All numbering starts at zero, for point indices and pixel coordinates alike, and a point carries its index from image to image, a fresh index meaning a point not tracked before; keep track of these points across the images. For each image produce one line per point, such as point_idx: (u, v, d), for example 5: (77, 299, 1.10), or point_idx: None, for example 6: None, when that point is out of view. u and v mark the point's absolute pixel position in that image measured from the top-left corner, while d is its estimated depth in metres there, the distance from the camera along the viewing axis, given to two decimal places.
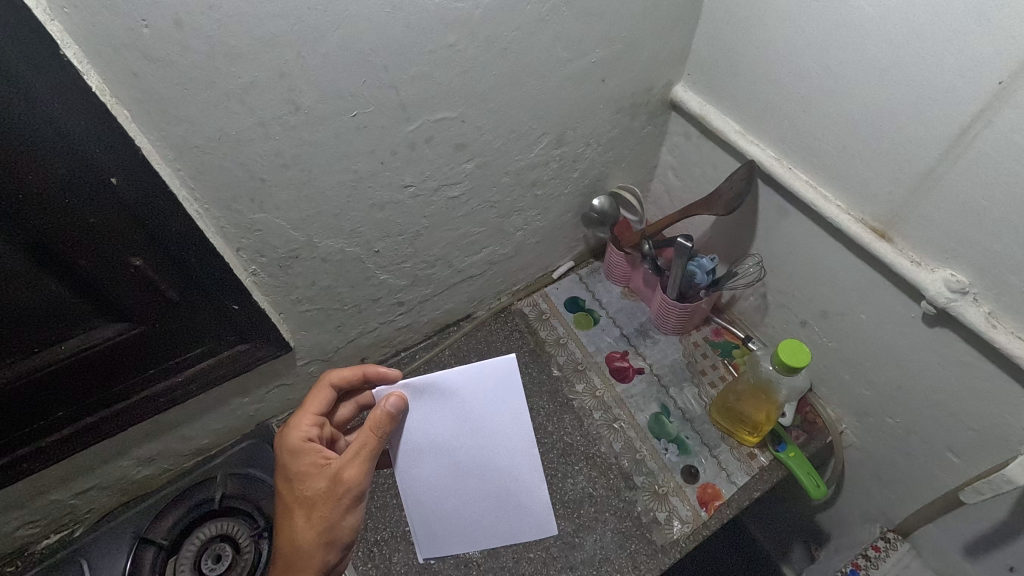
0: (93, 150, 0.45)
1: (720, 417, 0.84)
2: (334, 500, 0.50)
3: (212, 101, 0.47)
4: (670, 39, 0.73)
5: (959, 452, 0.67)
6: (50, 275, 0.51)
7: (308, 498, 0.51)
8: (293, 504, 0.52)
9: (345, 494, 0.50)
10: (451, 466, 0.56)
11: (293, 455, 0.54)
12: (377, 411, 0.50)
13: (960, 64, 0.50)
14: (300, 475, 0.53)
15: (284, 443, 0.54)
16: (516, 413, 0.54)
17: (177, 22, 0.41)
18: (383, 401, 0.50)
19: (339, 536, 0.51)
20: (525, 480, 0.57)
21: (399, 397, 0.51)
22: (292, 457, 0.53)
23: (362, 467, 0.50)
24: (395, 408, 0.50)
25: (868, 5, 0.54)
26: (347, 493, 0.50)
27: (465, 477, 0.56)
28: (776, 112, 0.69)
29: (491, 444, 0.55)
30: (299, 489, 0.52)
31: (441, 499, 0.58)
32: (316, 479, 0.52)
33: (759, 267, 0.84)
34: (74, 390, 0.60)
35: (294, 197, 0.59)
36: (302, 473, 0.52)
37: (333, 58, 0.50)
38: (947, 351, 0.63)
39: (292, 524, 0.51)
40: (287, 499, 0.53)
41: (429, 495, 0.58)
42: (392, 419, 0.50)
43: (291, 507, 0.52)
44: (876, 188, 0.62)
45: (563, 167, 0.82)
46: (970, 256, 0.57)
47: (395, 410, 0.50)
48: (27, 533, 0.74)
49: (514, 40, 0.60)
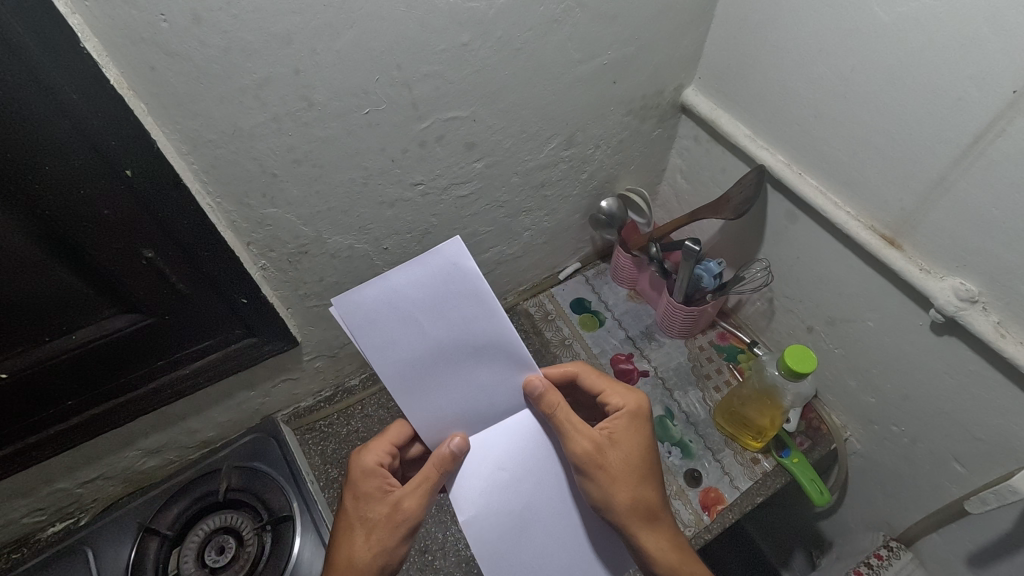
0: (109, 143, 0.45)
1: (726, 421, 0.84)
2: (399, 528, 0.53)
3: (227, 96, 0.48)
4: (682, 43, 0.74)
5: (966, 462, 0.67)
6: (65, 265, 0.52)
7: (368, 521, 0.54)
8: (352, 524, 0.54)
9: (403, 523, 0.53)
10: (393, 327, 0.47)
11: (362, 475, 0.56)
12: (443, 450, 0.52)
13: (973, 73, 0.50)
14: (365, 496, 0.55)
15: (356, 461, 0.56)
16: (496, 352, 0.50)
17: (195, 18, 0.42)
18: (449, 441, 0.53)
19: (390, 563, 0.53)
20: (447, 256, 0.45)
21: (462, 437, 0.53)
22: (361, 477, 0.56)
23: (421, 501, 0.53)
24: (458, 450, 0.52)
25: (882, 12, 0.54)
26: (405, 524, 0.53)
27: (534, 518, 0.56)
28: (788, 118, 0.69)
29: (442, 312, 0.48)
30: (361, 509, 0.54)
31: (370, 316, 0.46)
32: (379, 503, 0.54)
33: (767, 273, 0.83)
34: (83, 379, 0.61)
35: (305, 193, 0.60)
36: (367, 495, 0.55)
37: (347, 55, 0.50)
38: (954, 360, 0.62)
39: (351, 543, 0.53)
40: (348, 517, 0.55)
41: (359, 329, 0.47)
42: (454, 459, 0.53)
43: (352, 526, 0.54)
44: (887, 196, 0.62)
45: (572, 168, 0.82)
46: (980, 265, 0.56)
47: (458, 452, 0.52)
48: (34, 519, 0.75)
49: (526, 41, 0.60)
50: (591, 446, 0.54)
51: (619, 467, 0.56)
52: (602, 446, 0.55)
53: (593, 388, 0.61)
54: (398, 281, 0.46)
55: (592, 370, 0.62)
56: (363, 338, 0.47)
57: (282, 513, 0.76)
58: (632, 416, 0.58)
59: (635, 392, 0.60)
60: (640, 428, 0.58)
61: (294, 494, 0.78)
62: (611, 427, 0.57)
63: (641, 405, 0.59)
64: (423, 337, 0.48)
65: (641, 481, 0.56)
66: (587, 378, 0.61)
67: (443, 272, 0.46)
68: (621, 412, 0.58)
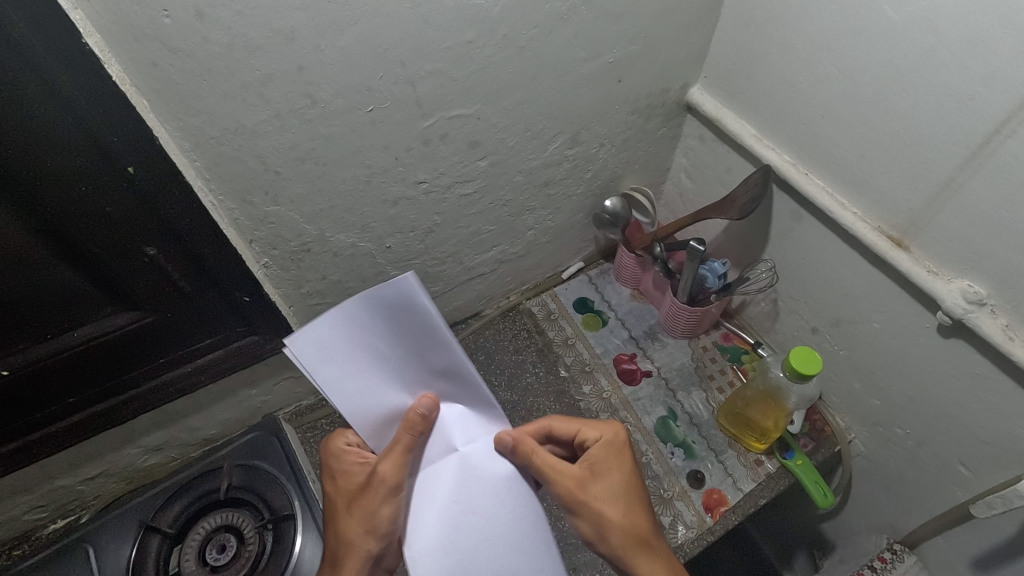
0: (111, 141, 0.45)
1: (729, 423, 0.84)
2: (371, 492, 0.52)
3: (230, 93, 0.47)
4: (688, 41, 0.73)
5: (971, 465, 0.66)
6: (66, 262, 0.52)
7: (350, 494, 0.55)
8: (337, 500, 0.56)
9: (381, 487, 0.51)
10: (351, 354, 0.47)
11: (336, 457, 0.57)
12: (411, 412, 0.50)
13: (984, 72, 0.49)
14: (344, 472, 0.56)
15: (329, 446, 0.58)
16: (454, 377, 0.50)
17: (198, 13, 0.41)
18: (416, 403, 0.50)
19: (378, 529, 0.52)
20: (399, 289, 0.43)
21: (432, 398, 0.51)
22: (335, 459, 0.57)
23: (396, 465, 0.51)
24: (427, 411, 0.50)
25: (891, 10, 0.54)
26: (382, 489, 0.51)
27: (489, 546, 0.48)
28: (795, 118, 0.69)
29: (396, 339, 0.47)
30: (343, 487, 0.56)
31: (327, 350, 0.46)
32: (356, 477, 0.55)
33: (772, 273, 0.81)
34: (84, 377, 0.60)
35: (308, 190, 0.59)
36: (345, 473, 0.56)
37: (351, 51, 0.50)
38: (961, 363, 0.62)
39: (338, 517, 0.55)
40: (333, 498, 0.56)
41: (314, 363, 0.45)
42: (425, 421, 0.50)
43: (337, 502, 0.56)
44: (894, 197, 0.62)
45: (576, 168, 0.81)
46: (989, 268, 0.56)
47: (428, 413, 0.50)
48: (35, 517, 0.75)
49: (532, 38, 0.60)
50: (573, 487, 0.54)
51: (605, 501, 0.55)
52: (584, 484, 0.55)
53: (568, 432, 0.58)
54: (354, 312, 0.45)
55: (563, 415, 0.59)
56: (323, 373, 0.46)
57: (283, 512, 0.76)
58: (610, 446, 0.56)
59: (609, 424, 0.58)
60: (621, 457, 0.56)
61: (295, 492, 0.78)
62: (591, 461, 0.56)
63: (617, 435, 0.57)
64: (380, 359, 0.49)
65: (629, 509, 0.55)
66: (559, 424, 0.58)
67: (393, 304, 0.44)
68: (597, 441, 0.57)
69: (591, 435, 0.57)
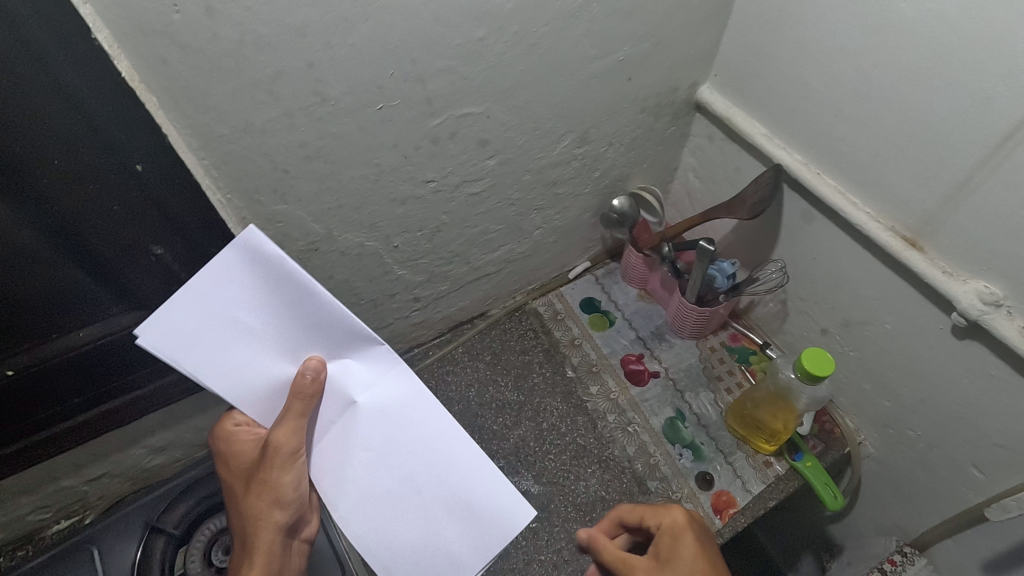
0: (120, 138, 0.45)
1: (737, 424, 0.83)
2: (268, 463, 0.47)
3: (240, 90, 0.47)
4: (698, 39, 0.72)
5: (983, 468, 0.66)
6: (71, 261, 0.51)
7: (247, 472, 0.50)
8: (235, 482, 0.51)
9: (279, 456, 0.47)
10: (222, 328, 0.43)
11: (227, 440, 0.51)
12: (298, 376, 0.45)
13: (1002, 69, 0.48)
14: (237, 454, 0.51)
15: (218, 429, 0.52)
16: (333, 334, 0.45)
17: (208, 9, 0.41)
18: (303, 366, 0.46)
19: (284, 497, 0.48)
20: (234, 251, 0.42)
21: (318, 360, 0.46)
22: (226, 441, 0.51)
23: (292, 430, 0.47)
24: (315, 373, 0.46)
25: (908, 8, 0.53)
26: (278, 457, 0.47)
27: (412, 496, 0.48)
28: (806, 116, 0.68)
29: (268, 307, 0.44)
30: (239, 467, 0.51)
31: (189, 331, 0.43)
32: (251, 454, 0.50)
33: (782, 273, 0.80)
34: (89, 378, 0.60)
35: (316, 189, 0.59)
36: (238, 452, 0.51)
37: (361, 48, 0.49)
38: (975, 365, 0.61)
39: (237, 498, 0.50)
40: (231, 481, 0.51)
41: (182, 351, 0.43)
42: (313, 383, 0.46)
43: (234, 484, 0.51)
44: (909, 196, 0.61)
45: (584, 167, 0.81)
46: (1005, 268, 0.55)
47: (315, 375, 0.45)
48: (39, 518, 0.74)
49: (543, 35, 0.59)
50: None
51: None
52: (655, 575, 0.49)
53: (633, 519, 0.54)
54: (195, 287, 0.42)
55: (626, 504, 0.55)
56: (190, 355, 0.43)
57: None
58: (672, 532, 0.51)
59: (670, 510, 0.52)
60: (684, 538, 0.50)
61: None
62: (657, 548, 0.51)
63: (677, 518, 0.51)
64: (251, 334, 0.44)
65: None
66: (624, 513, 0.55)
67: (256, 262, 0.42)
68: (662, 527, 0.51)
69: (653, 521, 0.52)
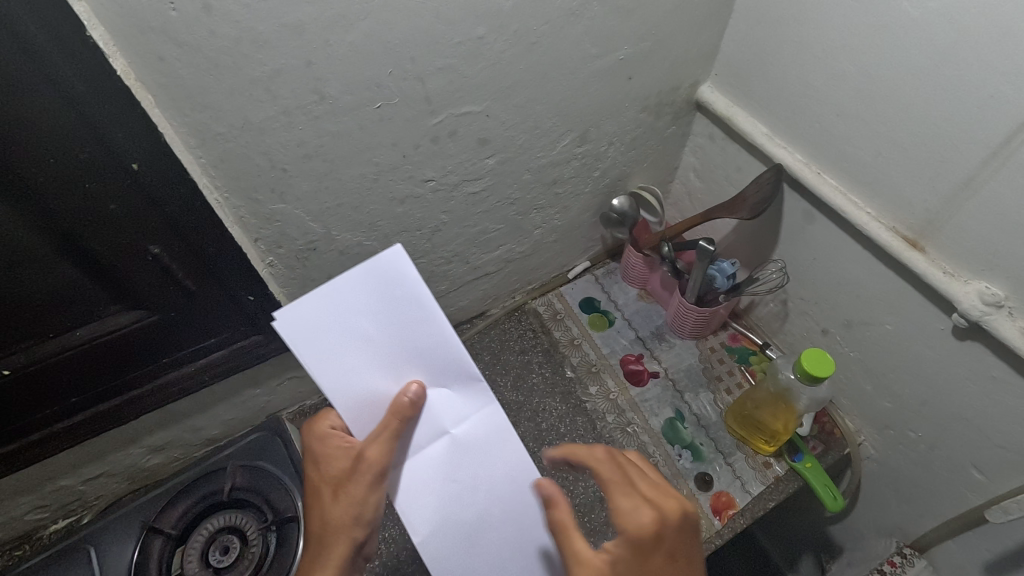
0: (117, 137, 0.44)
1: (736, 424, 0.83)
2: (361, 477, 0.46)
3: (238, 88, 0.46)
4: (699, 38, 0.72)
5: (985, 470, 0.65)
6: (68, 261, 0.51)
7: (333, 480, 0.48)
8: (320, 486, 0.49)
9: (367, 473, 0.46)
10: (343, 334, 0.42)
11: (320, 439, 0.50)
12: (399, 399, 0.44)
13: (1006, 69, 0.48)
14: (327, 457, 0.49)
15: (313, 426, 0.51)
16: (442, 365, 0.44)
17: (206, 7, 0.40)
18: (405, 389, 0.44)
19: (366, 513, 0.47)
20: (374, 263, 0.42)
21: (418, 385, 0.44)
22: (319, 441, 0.50)
23: (384, 450, 0.45)
24: (415, 398, 0.44)
25: (911, 7, 0.53)
26: (368, 475, 0.46)
27: (492, 533, 0.47)
28: (809, 116, 0.68)
29: (390, 323, 0.43)
30: (325, 471, 0.49)
31: (312, 326, 0.41)
32: (340, 461, 0.48)
33: (782, 273, 0.80)
34: (86, 377, 0.60)
35: (315, 188, 0.58)
36: (328, 456, 0.49)
37: (360, 47, 0.49)
38: (977, 366, 0.61)
39: (323, 503, 0.49)
40: (314, 482, 0.50)
41: (303, 343, 0.42)
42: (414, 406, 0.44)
43: (319, 487, 0.49)
44: (911, 197, 0.61)
45: (584, 166, 0.81)
46: (1007, 269, 0.55)
47: (416, 399, 0.44)
48: (37, 517, 0.74)
49: (543, 34, 0.59)
50: None
51: None
52: None
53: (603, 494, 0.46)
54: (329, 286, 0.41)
55: (606, 464, 0.47)
56: (307, 350, 0.42)
57: (286, 514, 0.75)
58: (634, 544, 0.43)
59: (643, 512, 0.44)
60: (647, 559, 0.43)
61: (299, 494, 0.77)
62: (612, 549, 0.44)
63: (646, 530, 0.43)
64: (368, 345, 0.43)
65: None
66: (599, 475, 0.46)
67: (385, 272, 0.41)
68: (627, 537, 0.43)
69: (619, 519, 0.44)
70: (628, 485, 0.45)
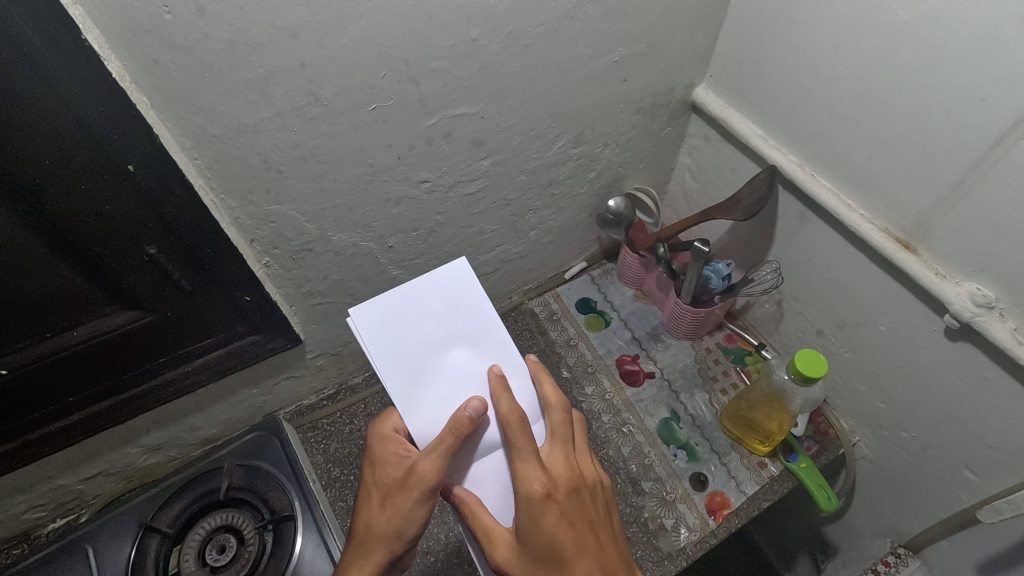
0: (113, 139, 0.45)
1: (731, 424, 0.84)
2: (411, 490, 0.49)
3: (232, 90, 0.47)
4: (694, 40, 0.72)
5: (978, 470, 0.66)
6: (64, 261, 0.51)
7: (385, 484, 0.51)
8: (373, 487, 0.53)
9: (416, 486, 0.49)
10: (409, 334, 0.50)
11: (381, 440, 0.53)
12: (458, 414, 0.47)
13: (996, 71, 0.48)
14: (384, 459, 0.52)
15: (376, 425, 0.54)
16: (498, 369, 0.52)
17: (200, 10, 0.41)
18: (465, 404, 0.47)
19: (405, 530, 0.50)
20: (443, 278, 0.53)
21: (479, 401, 0.48)
22: (380, 442, 0.53)
23: (435, 466, 0.48)
24: (475, 412, 0.47)
25: (902, 10, 0.53)
26: (417, 488, 0.49)
27: None
28: (802, 118, 0.68)
29: (451, 328, 0.51)
30: (379, 473, 0.52)
31: (384, 323, 0.50)
32: (394, 467, 0.51)
33: (777, 274, 0.79)
34: (82, 376, 0.60)
35: (311, 189, 0.59)
36: (384, 459, 0.52)
37: (353, 49, 0.49)
38: (969, 367, 0.61)
39: (371, 506, 0.52)
40: (369, 481, 0.53)
41: (375, 337, 0.49)
42: (472, 425, 0.47)
43: (372, 488, 0.53)
44: (904, 198, 0.61)
45: (580, 167, 0.81)
46: (998, 270, 0.55)
47: (475, 416, 0.47)
48: (35, 515, 0.75)
49: (537, 36, 0.59)
50: (501, 554, 0.48)
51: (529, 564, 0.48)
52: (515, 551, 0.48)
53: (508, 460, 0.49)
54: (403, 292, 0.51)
55: (513, 432, 0.48)
56: (378, 347, 0.49)
57: (283, 513, 0.75)
58: (527, 507, 0.47)
59: (533, 480, 0.47)
60: (539, 519, 0.47)
61: (295, 493, 0.78)
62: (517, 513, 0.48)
63: (537, 494, 0.47)
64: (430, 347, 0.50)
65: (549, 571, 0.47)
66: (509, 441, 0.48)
67: (449, 286, 0.52)
68: (520, 501, 0.48)
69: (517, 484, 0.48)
70: (528, 452, 0.48)
